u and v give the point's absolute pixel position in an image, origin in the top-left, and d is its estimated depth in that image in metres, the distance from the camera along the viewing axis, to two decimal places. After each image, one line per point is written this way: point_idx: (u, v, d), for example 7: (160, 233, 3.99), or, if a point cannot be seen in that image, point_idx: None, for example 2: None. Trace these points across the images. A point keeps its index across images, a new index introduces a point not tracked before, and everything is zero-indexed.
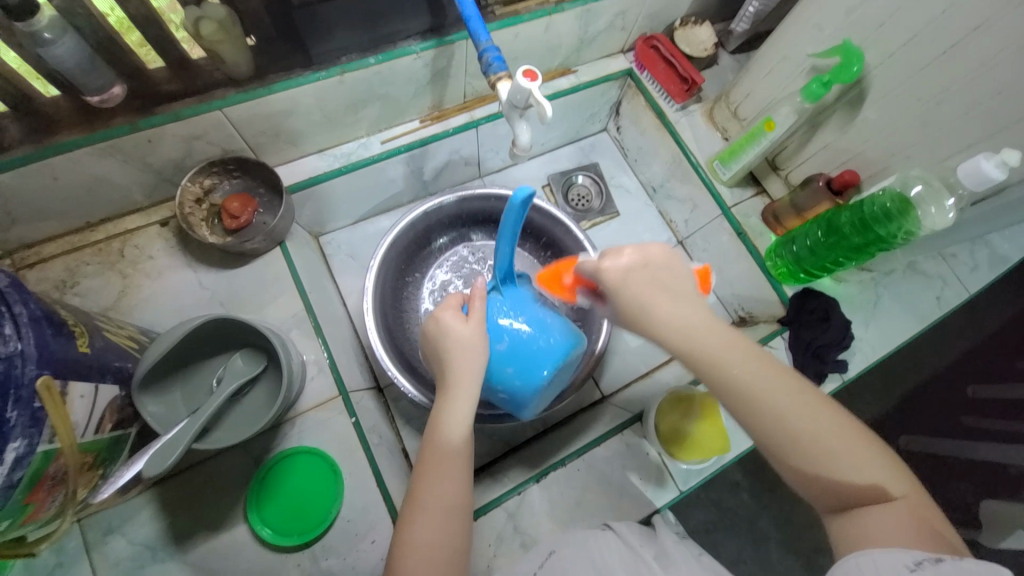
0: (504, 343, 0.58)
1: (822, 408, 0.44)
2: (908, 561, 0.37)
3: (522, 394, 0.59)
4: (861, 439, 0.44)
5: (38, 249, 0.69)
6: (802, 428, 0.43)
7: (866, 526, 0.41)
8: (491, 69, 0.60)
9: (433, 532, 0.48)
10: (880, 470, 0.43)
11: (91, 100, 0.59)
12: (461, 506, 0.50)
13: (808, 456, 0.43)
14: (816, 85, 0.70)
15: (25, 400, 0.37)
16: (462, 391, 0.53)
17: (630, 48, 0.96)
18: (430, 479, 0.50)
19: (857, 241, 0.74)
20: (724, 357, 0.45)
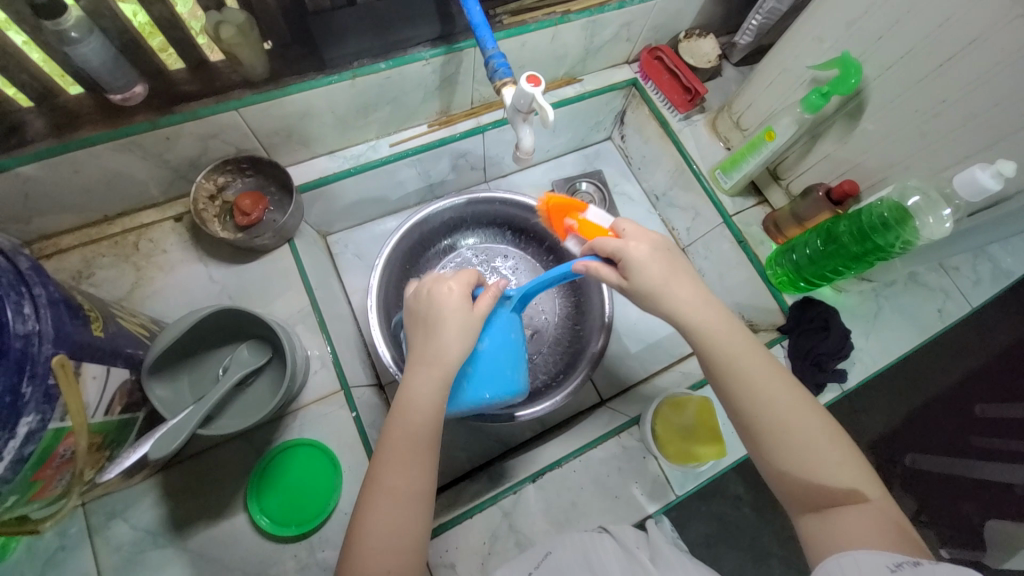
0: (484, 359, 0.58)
1: (801, 403, 0.49)
2: (888, 561, 0.39)
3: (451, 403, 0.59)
4: (835, 439, 0.48)
5: (56, 240, 0.72)
6: (780, 415, 0.48)
7: (843, 524, 0.44)
8: (497, 74, 0.61)
9: (393, 520, 0.49)
10: (847, 475, 0.46)
11: (114, 98, 0.61)
12: (425, 495, 0.51)
13: (780, 440, 0.48)
14: (816, 96, 0.72)
15: (40, 377, 0.38)
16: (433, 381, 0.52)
17: (635, 59, 0.99)
18: (398, 463, 0.50)
19: (855, 250, 0.74)
20: (722, 338, 0.52)
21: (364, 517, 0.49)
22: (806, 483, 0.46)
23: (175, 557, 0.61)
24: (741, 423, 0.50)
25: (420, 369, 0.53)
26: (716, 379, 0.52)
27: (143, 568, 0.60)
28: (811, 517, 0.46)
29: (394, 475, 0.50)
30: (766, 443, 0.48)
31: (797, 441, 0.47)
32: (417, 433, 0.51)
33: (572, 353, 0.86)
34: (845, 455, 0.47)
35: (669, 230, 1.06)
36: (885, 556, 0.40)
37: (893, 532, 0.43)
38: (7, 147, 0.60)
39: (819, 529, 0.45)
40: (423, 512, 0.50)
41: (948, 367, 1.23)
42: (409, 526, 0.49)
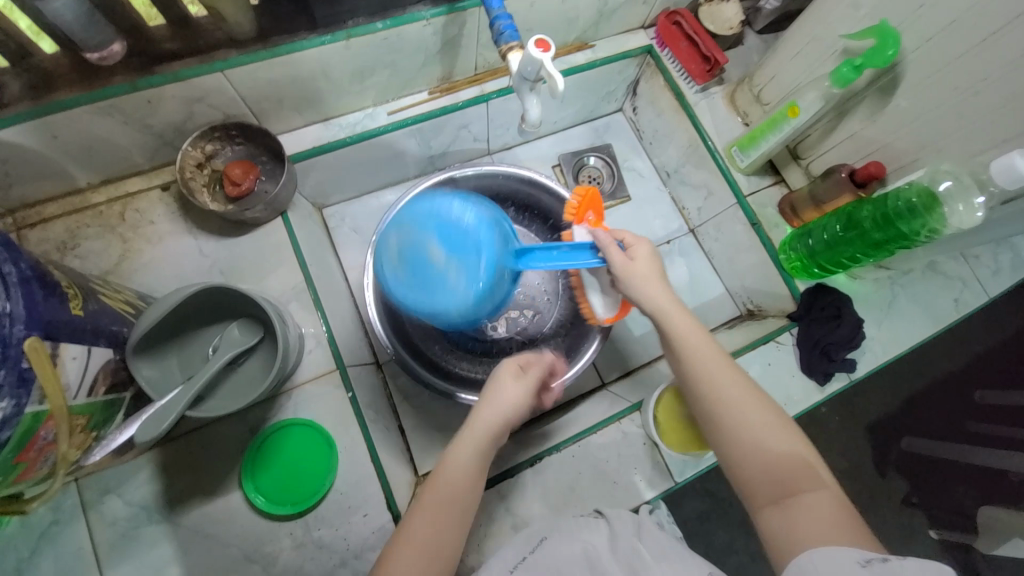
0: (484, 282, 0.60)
1: (759, 402, 0.54)
2: (859, 558, 0.41)
3: (415, 282, 0.58)
4: (789, 437, 0.52)
5: (39, 208, 0.68)
6: (739, 406, 0.53)
7: (799, 517, 0.47)
8: (503, 38, 0.57)
9: (432, 527, 0.52)
10: (801, 463, 0.50)
11: (90, 57, 0.57)
12: (461, 504, 0.53)
13: (741, 429, 0.53)
14: (847, 69, 0.66)
15: (13, 360, 0.36)
16: (480, 420, 0.58)
17: (651, 24, 0.92)
18: (425, 515, 0.52)
19: (877, 237, 0.70)
20: (690, 339, 0.57)
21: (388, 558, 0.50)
22: (765, 470, 0.50)
23: (171, 533, 0.61)
24: (708, 417, 0.55)
25: (461, 442, 0.57)
26: (682, 377, 0.57)
27: (140, 543, 0.60)
28: (773, 509, 0.49)
29: (424, 531, 0.51)
30: (728, 432, 0.53)
31: (755, 435, 0.52)
32: (455, 495, 0.53)
33: (573, 338, 0.83)
34: (797, 444, 0.52)
35: (679, 210, 1.01)
36: (855, 553, 0.42)
37: (845, 517, 0.47)
38: None
39: (781, 521, 0.48)
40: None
41: (956, 354, 1.21)
42: (431, 574, 0.50)
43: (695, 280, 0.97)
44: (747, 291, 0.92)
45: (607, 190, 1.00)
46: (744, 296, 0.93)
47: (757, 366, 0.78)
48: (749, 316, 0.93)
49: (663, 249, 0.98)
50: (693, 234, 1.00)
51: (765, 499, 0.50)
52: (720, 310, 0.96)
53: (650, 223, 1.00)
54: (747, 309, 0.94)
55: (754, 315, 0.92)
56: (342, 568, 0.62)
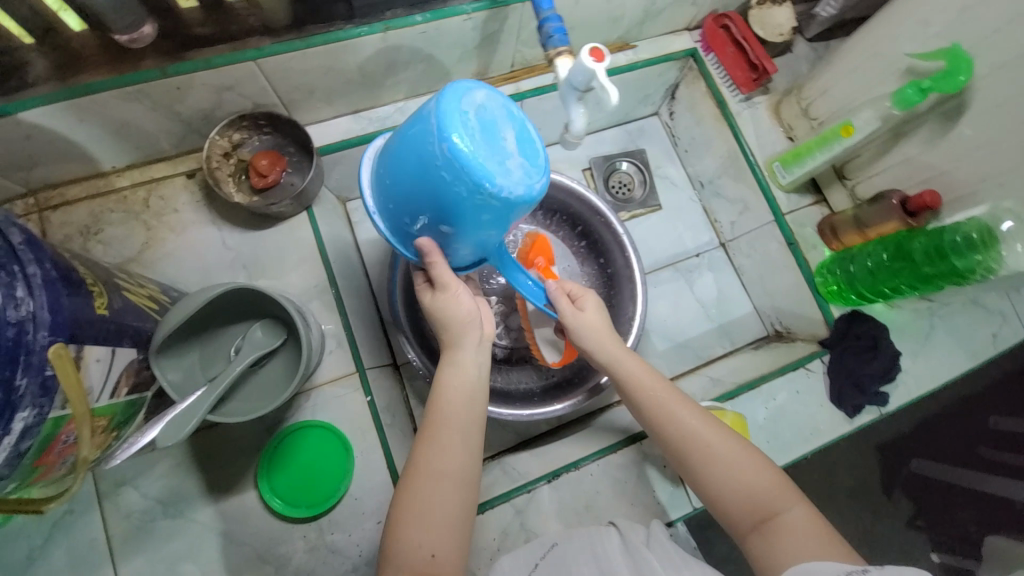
0: (530, 202, 0.42)
1: (714, 426, 0.56)
2: (841, 571, 0.44)
3: (476, 137, 0.39)
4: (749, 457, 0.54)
5: (62, 190, 0.67)
6: (702, 441, 0.55)
7: (780, 540, 0.49)
8: (551, 41, 0.54)
9: (450, 454, 0.52)
10: (771, 483, 0.52)
11: (120, 39, 0.55)
12: (474, 427, 0.54)
13: (708, 463, 0.54)
14: (912, 91, 0.63)
15: (36, 367, 0.35)
16: (461, 353, 0.55)
17: (697, 26, 0.88)
18: (437, 441, 0.52)
19: (927, 271, 0.68)
20: (637, 373, 0.60)
21: (411, 494, 0.50)
22: (740, 498, 0.52)
23: (186, 528, 0.60)
24: (676, 455, 0.57)
25: (451, 367, 0.55)
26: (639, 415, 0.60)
27: (154, 536, 0.60)
28: (754, 537, 0.51)
29: (444, 459, 0.51)
30: (697, 469, 0.55)
31: (719, 463, 0.54)
32: (463, 419, 0.53)
33: None
34: (759, 463, 0.54)
35: (710, 221, 0.97)
36: (836, 566, 0.44)
37: (818, 531, 0.49)
38: (5, 90, 0.54)
39: (765, 548, 0.49)
40: (473, 492, 0.52)
41: None
42: (461, 493, 0.51)
43: (723, 296, 0.94)
44: (777, 312, 0.89)
45: (637, 197, 0.97)
46: (773, 317, 0.91)
47: (784, 394, 0.75)
48: (776, 337, 0.91)
49: (692, 262, 0.95)
50: (723, 248, 0.96)
51: (746, 527, 0.52)
52: (747, 329, 0.93)
53: (680, 234, 0.96)
54: (775, 330, 0.91)
55: (783, 336, 0.90)
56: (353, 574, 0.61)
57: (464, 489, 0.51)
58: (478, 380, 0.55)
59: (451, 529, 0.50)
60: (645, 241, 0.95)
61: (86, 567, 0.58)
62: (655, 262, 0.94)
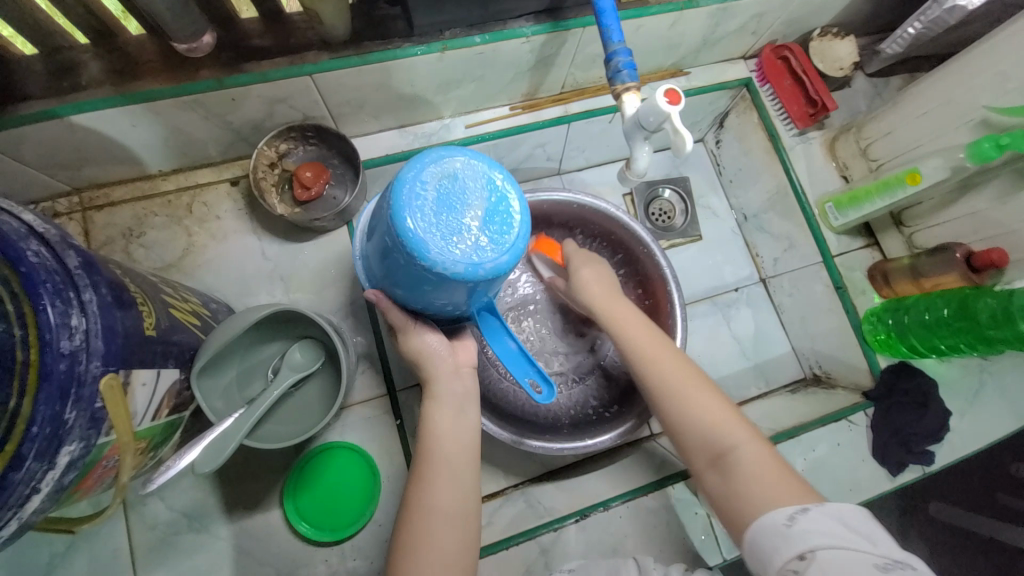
0: (474, 281, 0.40)
1: (682, 365, 0.58)
2: (783, 517, 0.44)
3: (425, 208, 0.38)
4: (712, 395, 0.55)
5: (107, 191, 0.67)
6: (671, 381, 0.56)
7: (737, 476, 0.49)
8: (620, 77, 0.52)
9: (449, 489, 0.49)
10: (733, 425, 0.51)
11: (179, 47, 0.53)
12: (467, 457, 0.51)
13: (672, 400, 0.55)
14: (989, 146, 0.61)
15: (86, 400, 0.34)
16: (440, 391, 0.53)
17: (753, 55, 0.85)
18: (427, 476, 0.49)
19: (990, 333, 0.65)
20: (616, 313, 0.64)
21: (405, 540, 0.47)
22: (696, 435, 0.52)
23: (208, 543, 0.60)
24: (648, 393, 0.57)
25: (433, 401, 0.53)
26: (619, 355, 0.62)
27: (177, 549, 0.59)
28: (706, 472, 0.51)
29: (436, 493, 0.48)
30: (661, 406, 0.56)
31: (682, 401, 0.55)
32: (452, 453, 0.50)
33: (627, 387, 0.78)
34: (722, 404, 0.54)
35: (751, 255, 0.94)
36: (779, 510, 0.44)
37: (780, 473, 0.48)
38: (59, 92, 0.53)
39: (722, 487, 0.49)
40: (474, 528, 0.49)
41: None
42: (465, 532, 0.48)
43: (761, 334, 0.91)
44: (817, 355, 0.86)
45: (678, 226, 0.94)
46: (812, 359, 0.88)
47: (825, 445, 0.71)
48: (814, 381, 0.88)
49: (731, 297, 0.92)
50: (763, 283, 0.93)
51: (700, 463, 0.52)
52: (783, 370, 0.90)
53: (719, 267, 0.94)
54: (813, 373, 0.88)
55: (821, 381, 0.87)
56: None
57: (466, 525, 0.48)
58: (461, 407, 0.53)
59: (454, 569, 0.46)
60: (683, 271, 0.93)
61: None
62: (692, 293, 0.92)
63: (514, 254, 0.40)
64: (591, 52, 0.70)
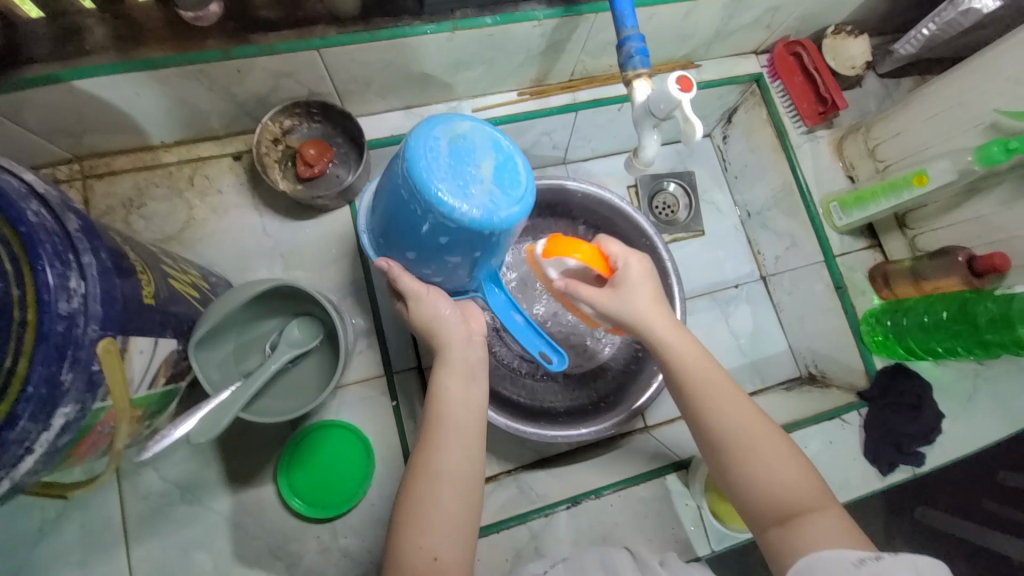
0: (490, 229, 0.42)
1: (744, 405, 0.52)
2: (852, 557, 0.42)
3: (440, 159, 0.41)
4: (779, 442, 0.50)
5: (108, 160, 0.66)
6: (742, 434, 0.50)
7: (806, 535, 0.45)
8: (632, 62, 0.51)
9: (456, 454, 0.49)
10: (805, 484, 0.48)
11: (185, 15, 0.53)
12: (474, 423, 0.52)
13: (743, 454, 0.49)
14: (998, 149, 0.61)
15: (83, 362, 0.33)
16: (451, 356, 0.53)
17: (765, 50, 0.84)
18: (436, 441, 0.49)
19: (987, 337, 0.65)
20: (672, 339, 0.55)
21: (411, 500, 0.48)
22: (767, 490, 0.48)
23: (201, 516, 0.60)
24: (709, 441, 0.52)
25: (444, 366, 0.53)
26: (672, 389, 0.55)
27: (170, 520, 0.59)
28: (774, 531, 0.47)
29: (444, 459, 0.49)
30: (728, 459, 0.50)
31: (748, 446, 0.50)
32: (460, 420, 0.51)
33: (624, 377, 0.78)
34: (789, 456, 0.49)
35: (753, 253, 0.94)
36: (848, 552, 0.42)
37: (852, 534, 0.45)
38: (63, 56, 0.53)
39: (784, 543, 0.46)
40: (477, 494, 0.50)
41: None
42: (467, 500, 0.48)
43: (759, 332, 0.91)
44: (813, 354, 0.87)
45: (681, 220, 0.94)
46: (808, 359, 0.88)
47: (818, 443, 0.72)
48: (809, 380, 0.88)
49: (730, 293, 0.93)
50: (763, 281, 0.93)
51: (768, 520, 0.47)
52: (779, 368, 0.90)
53: (720, 263, 0.94)
54: (809, 372, 0.88)
55: (816, 381, 0.87)
56: None
57: (470, 490, 0.49)
58: (473, 375, 0.53)
59: (457, 533, 0.47)
60: (685, 267, 0.93)
61: (100, 545, 0.57)
62: (692, 288, 0.92)
63: (525, 205, 0.43)
64: (603, 40, 0.70)
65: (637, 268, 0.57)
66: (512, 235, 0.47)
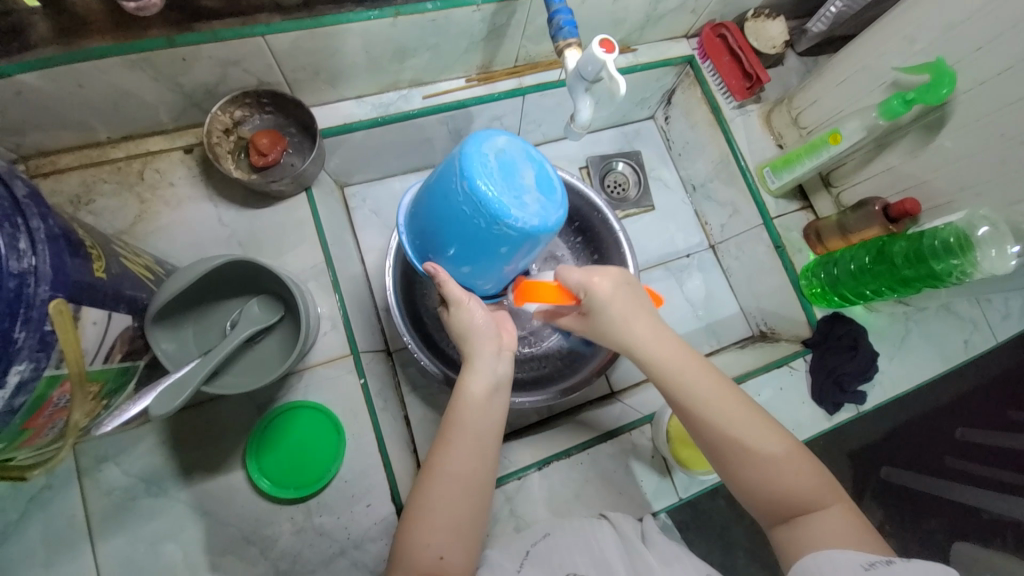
0: (545, 232, 0.48)
1: (744, 413, 0.53)
2: (862, 561, 0.43)
3: (495, 176, 0.46)
4: (782, 446, 0.52)
5: (54, 158, 0.65)
6: (745, 441, 0.52)
7: (811, 531, 0.48)
8: (561, 33, 0.57)
9: (469, 460, 0.52)
10: (815, 483, 0.50)
11: (126, 6, 0.53)
12: (492, 431, 0.55)
13: (750, 461, 0.52)
14: (897, 102, 0.67)
15: (35, 322, 0.34)
16: (481, 364, 0.57)
17: (694, 34, 0.91)
18: (453, 446, 0.52)
19: (907, 274, 0.71)
20: (666, 362, 0.56)
21: (425, 496, 0.51)
22: (775, 496, 0.50)
23: (169, 507, 0.59)
24: (711, 449, 0.53)
25: (470, 373, 0.56)
26: (675, 407, 0.56)
27: (135, 515, 0.58)
28: (783, 528, 0.50)
29: (459, 461, 0.52)
30: (734, 466, 0.52)
31: (751, 455, 0.52)
32: (479, 427, 0.54)
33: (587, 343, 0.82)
34: (795, 460, 0.51)
35: (701, 224, 1.00)
36: (859, 556, 0.43)
37: (857, 529, 0.48)
38: (6, 50, 0.53)
39: (793, 537, 0.49)
40: (486, 498, 0.53)
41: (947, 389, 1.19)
42: (473, 499, 0.51)
43: (711, 296, 0.97)
44: (762, 313, 0.92)
45: (632, 197, 0.99)
46: (759, 318, 0.93)
47: (769, 389, 0.76)
48: (761, 338, 0.94)
49: (683, 262, 0.98)
50: (712, 250, 0.99)
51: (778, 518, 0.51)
52: (732, 329, 0.96)
53: (671, 235, 0.99)
54: (760, 331, 0.94)
55: (767, 337, 0.92)
56: (340, 558, 0.60)
57: (478, 494, 0.52)
58: (497, 386, 0.57)
59: (462, 533, 0.50)
60: (639, 240, 0.98)
61: (62, 545, 0.56)
62: (647, 260, 0.97)
63: (565, 207, 0.50)
64: (541, 25, 0.74)
65: (604, 288, 0.58)
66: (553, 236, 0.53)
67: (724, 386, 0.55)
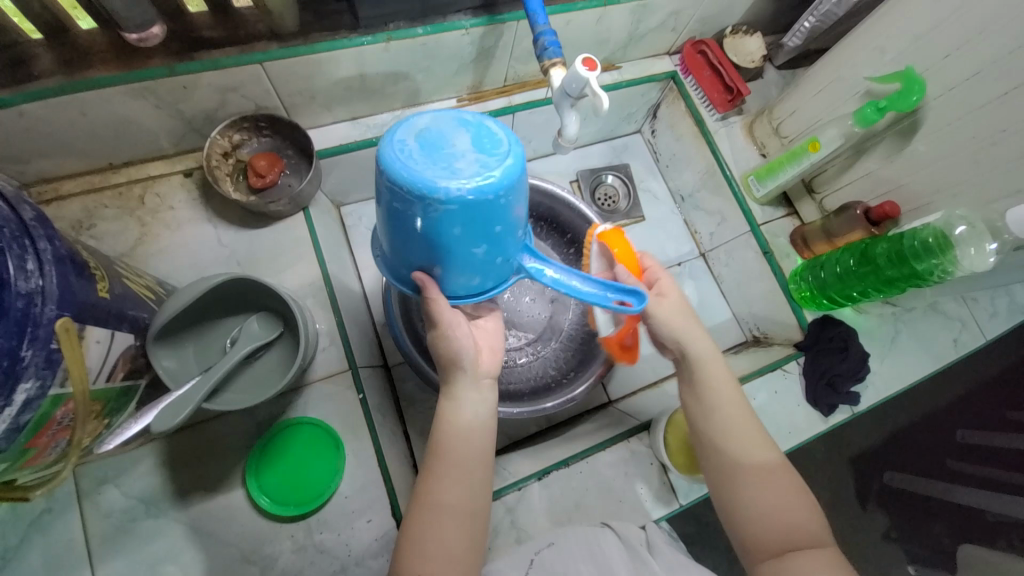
0: (494, 193, 0.39)
1: (759, 441, 0.57)
2: None
3: (414, 153, 0.38)
4: (789, 482, 0.54)
5: (56, 184, 0.67)
6: (753, 464, 0.55)
7: (797, 565, 0.49)
8: (547, 53, 0.59)
9: (458, 490, 0.53)
10: (810, 524, 0.51)
11: (129, 37, 0.56)
12: (478, 458, 0.55)
13: (756, 484, 0.54)
14: (871, 110, 0.70)
15: (42, 340, 0.35)
16: (461, 391, 0.56)
17: (676, 51, 0.94)
18: (440, 476, 0.53)
19: (890, 274, 0.73)
20: (702, 374, 0.60)
21: (414, 528, 0.51)
22: (771, 523, 0.52)
23: (168, 528, 0.59)
24: (721, 461, 0.56)
25: (452, 400, 0.56)
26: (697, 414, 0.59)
27: (134, 537, 0.58)
28: (770, 561, 0.50)
29: (446, 491, 0.52)
30: (739, 484, 0.54)
31: (758, 477, 0.54)
32: (465, 456, 0.54)
33: (583, 352, 0.83)
34: (797, 497, 0.53)
35: (691, 233, 1.03)
36: None
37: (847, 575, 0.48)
38: (13, 82, 0.55)
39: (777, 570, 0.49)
40: (480, 526, 0.53)
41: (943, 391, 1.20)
42: (465, 526, 0.52)
43: (704, 302, 0.99)
44: (754, 318, 0.93)
45: (622, 208, 1.01)
46: (751, 323, 0.95)
47: (764, 393, 0.77)
48: (754, 342, 0.95)
49: (675, 271, 1.00)
50: (703, 257, 1.01)
51: (767, 554, 0.51)
52: (726, 335, 0.97)
53: (662, 244, 1.01)
54: (753, 335, 0.95)
55: (760, 342, 0.93)
56: (342, 574, 0.60)
57: (470, 521, 0.53)
58: (481, 414, 0.56)
59: (454, 563, 0.50)
60: None
61: (61, 569, 0.55)
62: None
63: (517, 158, 0.40)
64: (528, 46, 0.77)
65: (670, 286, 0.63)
66: (520, 198, 0.43)
67: (755, 418, 0.59)
